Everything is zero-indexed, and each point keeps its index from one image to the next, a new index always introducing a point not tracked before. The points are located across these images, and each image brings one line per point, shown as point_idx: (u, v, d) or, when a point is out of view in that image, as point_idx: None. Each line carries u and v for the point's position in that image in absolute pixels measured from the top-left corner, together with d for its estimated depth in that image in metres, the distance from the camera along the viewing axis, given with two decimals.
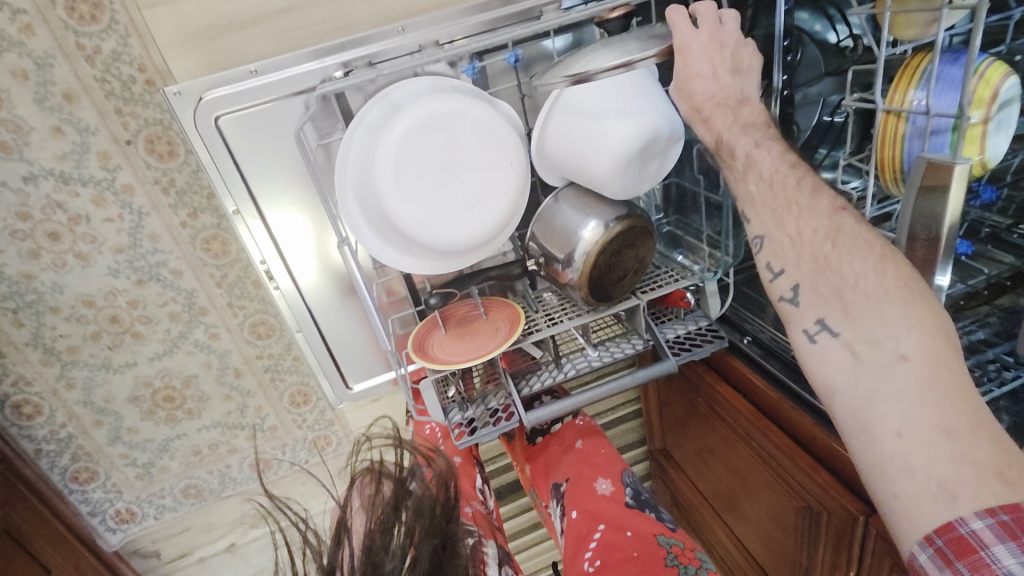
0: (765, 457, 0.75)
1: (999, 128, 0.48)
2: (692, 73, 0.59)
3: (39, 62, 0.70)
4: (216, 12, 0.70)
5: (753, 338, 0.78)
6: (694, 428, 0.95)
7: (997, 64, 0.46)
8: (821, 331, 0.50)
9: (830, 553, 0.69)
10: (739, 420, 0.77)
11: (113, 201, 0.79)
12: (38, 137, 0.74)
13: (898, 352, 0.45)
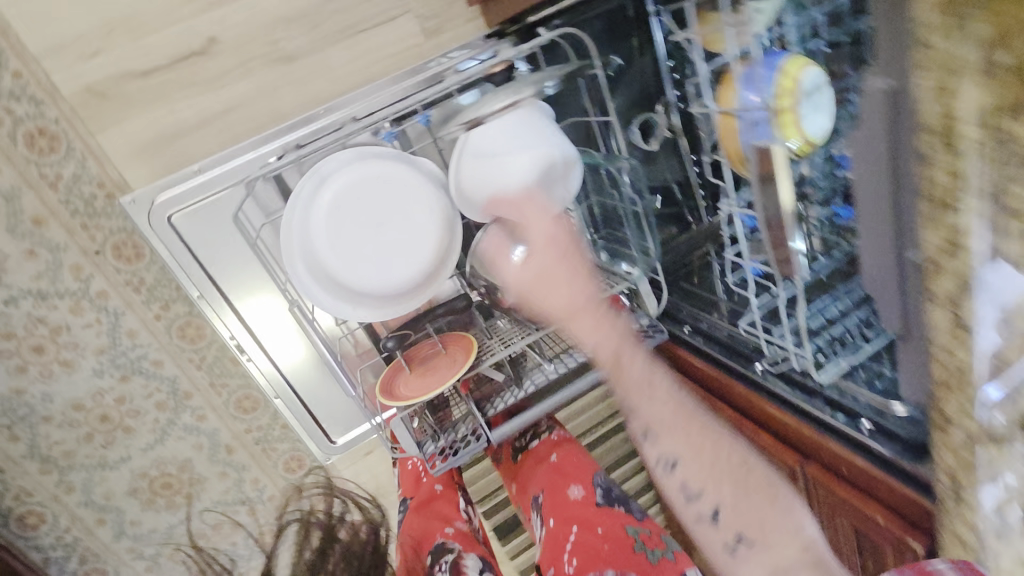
0: None
1: (813, 112, 0.52)
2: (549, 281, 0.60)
3: (8, 196, 0.79)
4: (162, 124, 0.82)
5: (692, 326, 0.81)
6: None
7: (796, 60, 0.52)
8: (735, 544, 0.49)
9: None
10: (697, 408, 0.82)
11: (90, 307, 0.86)
12: (14, 262, 0.81)
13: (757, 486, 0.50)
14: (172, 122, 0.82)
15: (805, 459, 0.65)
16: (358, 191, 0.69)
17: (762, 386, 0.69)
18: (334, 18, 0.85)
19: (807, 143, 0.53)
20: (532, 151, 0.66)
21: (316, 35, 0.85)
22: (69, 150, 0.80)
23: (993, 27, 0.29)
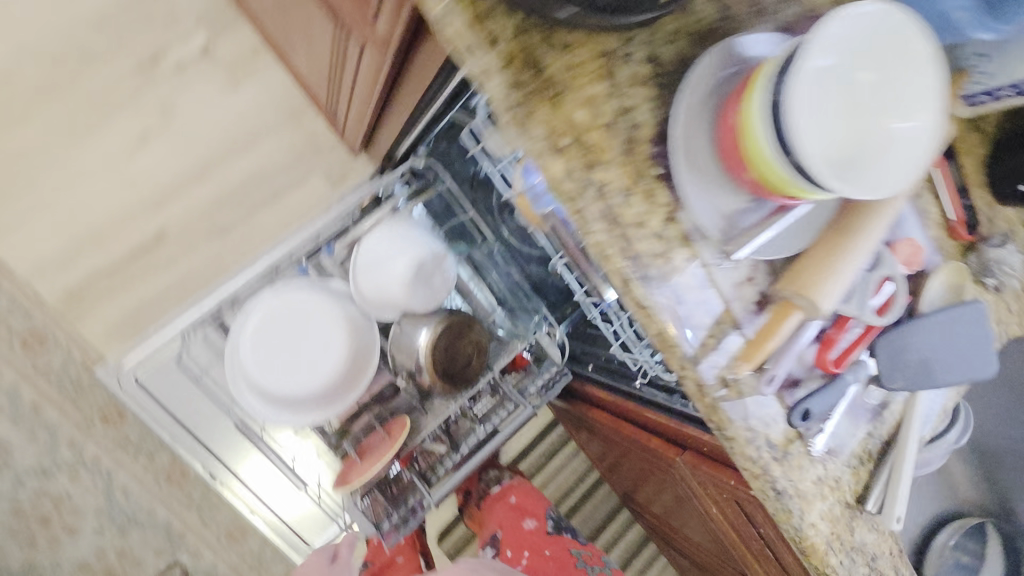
0: (634, 449, 0.88)
1: None
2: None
3: (9, 393, 0.96)
4: (130, 307, 1.01)
5: (595, 364, 0.93)
6: (611, 456, 1.06)
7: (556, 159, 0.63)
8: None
9: (710, 507, 0.78)
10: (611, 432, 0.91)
11: (86, 472, 1.00)
12: (18, 448, 0.96)
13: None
14: (138, 303, 1.01)
15: (681, 450, 0.76)
16: (274, 320, 0.83)
17: (657, 403, 0.78)
18: (254, 191, 1.07)
19: None
20: (405, 255, 0.83)
21: (242, 207, 1.06)
22: (55, 343, 0.98)
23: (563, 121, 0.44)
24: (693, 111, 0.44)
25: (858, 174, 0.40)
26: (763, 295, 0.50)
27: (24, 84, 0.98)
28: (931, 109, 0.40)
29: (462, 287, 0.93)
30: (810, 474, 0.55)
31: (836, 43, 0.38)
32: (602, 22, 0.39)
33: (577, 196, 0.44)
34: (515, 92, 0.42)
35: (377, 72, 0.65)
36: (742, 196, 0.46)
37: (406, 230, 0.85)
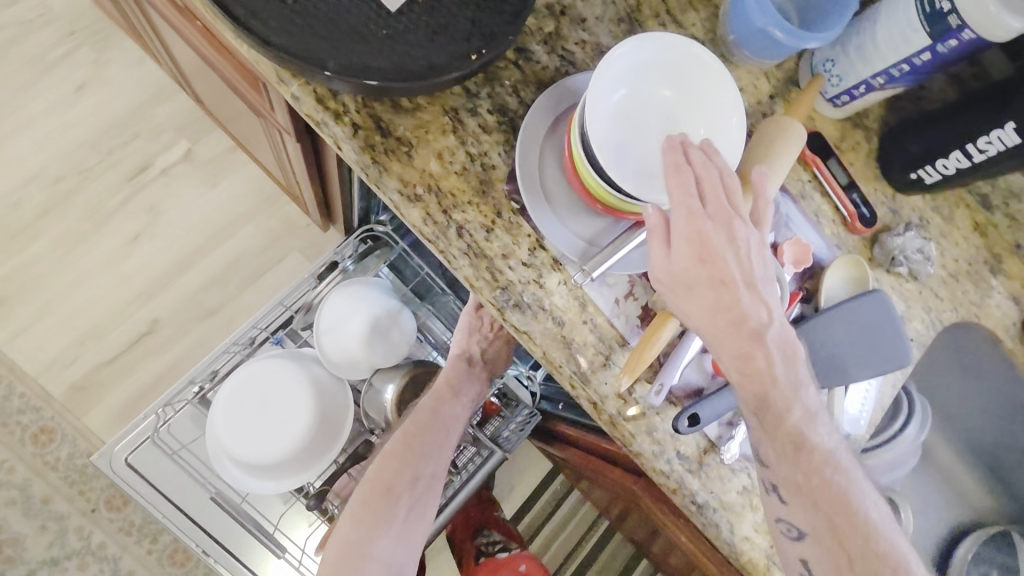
0: (614, 487, 0.85)
1: None
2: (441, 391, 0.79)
3: (22, 487, 1.03)
4: (129, 394, 1.09)
5: (567, 403, 0.91)
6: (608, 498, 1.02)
7: None
8: (798, 531, 0.47)
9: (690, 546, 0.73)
10: (593, 472, 0.89)
11: (93, 560, 1.04)
12: (31, 539, 1.03)
13: (714, 280, 0.43)
14: (137, 390, 1.09)
15: (637, 476, 0.75)
16: (244, 395, 0.89)
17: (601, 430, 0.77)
18: (236, 274, 1.16)
19: None
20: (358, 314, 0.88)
21: (228, 290, 1.15)
22: (63, 437, 1.06)
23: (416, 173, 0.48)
24: (535, 152, 0.50)
25: None
26: (645, 308, 0.52)
27: (33, 206, 1.12)
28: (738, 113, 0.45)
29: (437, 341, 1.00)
30: (735, 484, 0.53)
31: (629, 74, 0.46)
32: (415, 87, 0.43)
33: (437, 238, 0.48)
34: (367, 154, 0.47)
35: (301, 155, 0.72)
36: (597, 221, 0.50)
37: (360, 287, 0.90)
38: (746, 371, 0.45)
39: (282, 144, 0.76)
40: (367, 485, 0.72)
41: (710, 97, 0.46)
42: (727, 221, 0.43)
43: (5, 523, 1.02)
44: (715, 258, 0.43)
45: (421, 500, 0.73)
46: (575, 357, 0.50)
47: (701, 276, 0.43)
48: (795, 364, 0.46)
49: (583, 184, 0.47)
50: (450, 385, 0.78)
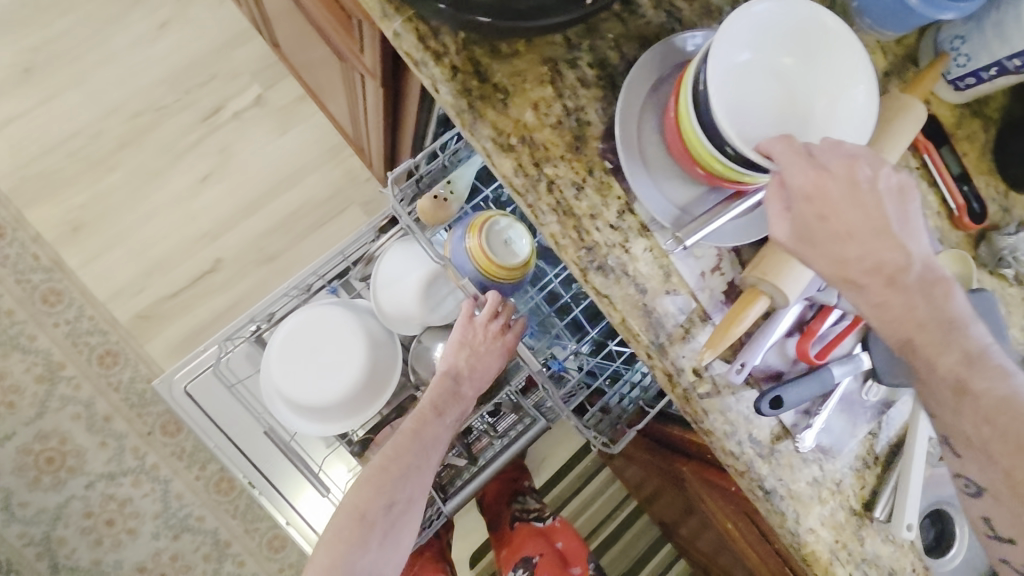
0: (664, 470, 0.82)
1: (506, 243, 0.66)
2: (423, 410, 0.70)
3: (87, 403, 1.09)
4: (189, 327, 1.13)
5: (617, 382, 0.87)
6: (649, 479, 1.00)
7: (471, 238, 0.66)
8: (972, 486, 0.44)
9: (731, 529, 0.72)
10: (644, 452, 0.86)
11: (147, 479, 1.10)
12: (91, 452, 1.08)
13: (844, 234, 0.39)
14: (196, 324, 1.13)
15: (688, 461, 0.72)
16: (296, 339, 0.90)
17: (676, 416, 0.73)
18: (299, 221, 1.18)
19: (495, 264, 0.66)
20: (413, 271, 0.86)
21: (288, 237, 1.18)
22: (126, 360, 1.11)
23: (510, 122, 0.47)
24: (636, 110, 0.47)
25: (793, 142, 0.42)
26: (731, 284, 0.50)
27: (111, 137, 1.14)
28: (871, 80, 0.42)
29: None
30: (804, 474, 0.51)
31: (752, 36, 0.42)
32: (510, 30, 0.41)
33: (527, 190, 0.47)
34: (463, 98, 0.46)
35: (379, 102, 0.71)
36: (694, 188, 0.48)
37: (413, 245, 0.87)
38: (887, 318, 0.40)
39: (361, 92, 0.75)
40: (342, 512, 0.66)
41: (834, 66, 0.43)
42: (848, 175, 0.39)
43: (69, 436, 1.08)
44: (841, 214, 0.39)
45: (391, 530, 0.66)
46: (654, 328, 0.49)
47: (827, 237, 0.39)
48: (952, 305, 0.40)
49: (687, 149, 0.44)
50: (421, 410, 0.69)
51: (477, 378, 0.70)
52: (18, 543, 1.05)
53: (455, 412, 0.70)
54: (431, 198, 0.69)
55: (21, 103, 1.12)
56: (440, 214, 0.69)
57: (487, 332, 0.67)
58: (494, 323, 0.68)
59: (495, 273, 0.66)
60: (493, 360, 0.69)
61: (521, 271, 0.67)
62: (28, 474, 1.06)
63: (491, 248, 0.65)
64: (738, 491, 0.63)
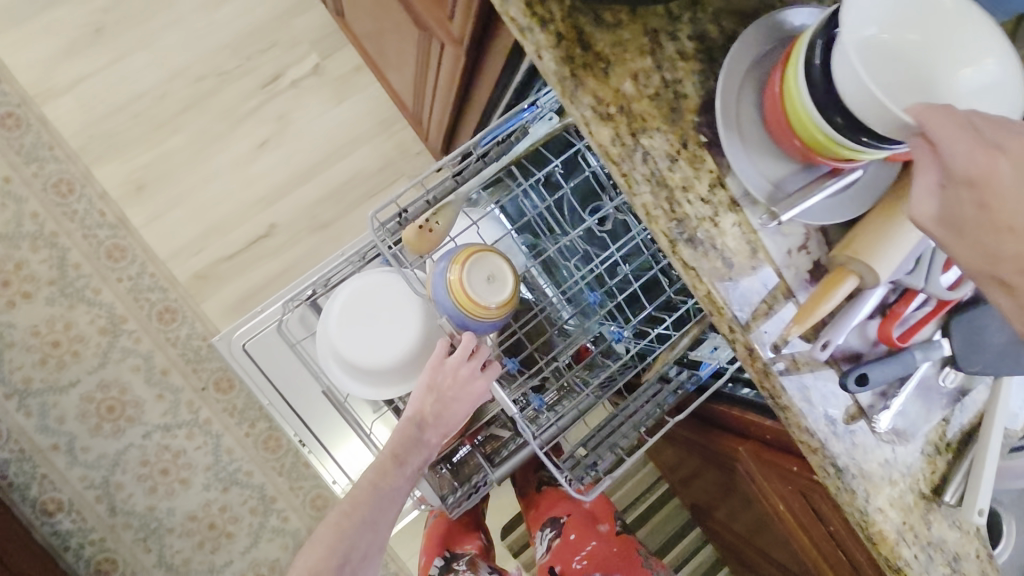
0: (711, 451, 0.82)
1: (486, 280, 0.64)
2: (388, 455, 0.70)
3: (146, 357, 1.13)
4: (243, 289, 1.16)
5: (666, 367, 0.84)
6: (689, 462, 1.00)
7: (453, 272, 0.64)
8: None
9: (783, 509, 0.72)
10: (691, 433, 0.86)
11: (200, 432, 1.14)
12: (148, 404, 1.13)
13: (1002, 223, 0.35)
14: (250, 287, 1.16)
15: (745, 440, 0.72)
16: (352, 302, 0.91)
17: (735, 397, 0.73)
18: (351, 192, 1.20)
19: (475, 302, 0.64)
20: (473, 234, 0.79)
21: (340, 206, 1.20)
22: (184, 318, 1.15)
23: (610, 92, 0.47)
24: (737, 83, 0.47)
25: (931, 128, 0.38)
26: (817, 263, 0.50)
27: (175, 100, 1.17)
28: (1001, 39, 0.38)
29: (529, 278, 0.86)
30: (876, 455, 0.52)
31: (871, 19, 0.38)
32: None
33: (622, 160, 0.48)
34: (566, 66, 0.47)
35: (455, 72, 0.72)
36: (788, 165, 0.48)
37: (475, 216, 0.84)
38: None
39: (435, 62, 0.76)
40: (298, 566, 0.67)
41: (967, 40, 0.38)
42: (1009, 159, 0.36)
43: (128, 387, 1.13)
44: (996, 204, 0.35)
45: None
46: (738, 304, 0.50)
47: (968, 223, 0.36)
48: None
49: (789, 123, 0.45)
50: (382, 462, 0.70)
51: (441, 426, 0.70)
52: (79, 486, 1.11)
53: (414, 462, 0.71)
54: (414, 227, 0.64)
55: (91, 62, 1.15)
56: (423, 243, 0.64)
57: (455, 374, 0.68)
58: (465, 365, 0.67)
59: (474, 309, 0.64)
60: (460, 407, 0.68)
61: (500, 311, 0.65)
62: (90, 421, 1.11)
63: (472, 285, 0.63)
64: (801, 470, 0.63)
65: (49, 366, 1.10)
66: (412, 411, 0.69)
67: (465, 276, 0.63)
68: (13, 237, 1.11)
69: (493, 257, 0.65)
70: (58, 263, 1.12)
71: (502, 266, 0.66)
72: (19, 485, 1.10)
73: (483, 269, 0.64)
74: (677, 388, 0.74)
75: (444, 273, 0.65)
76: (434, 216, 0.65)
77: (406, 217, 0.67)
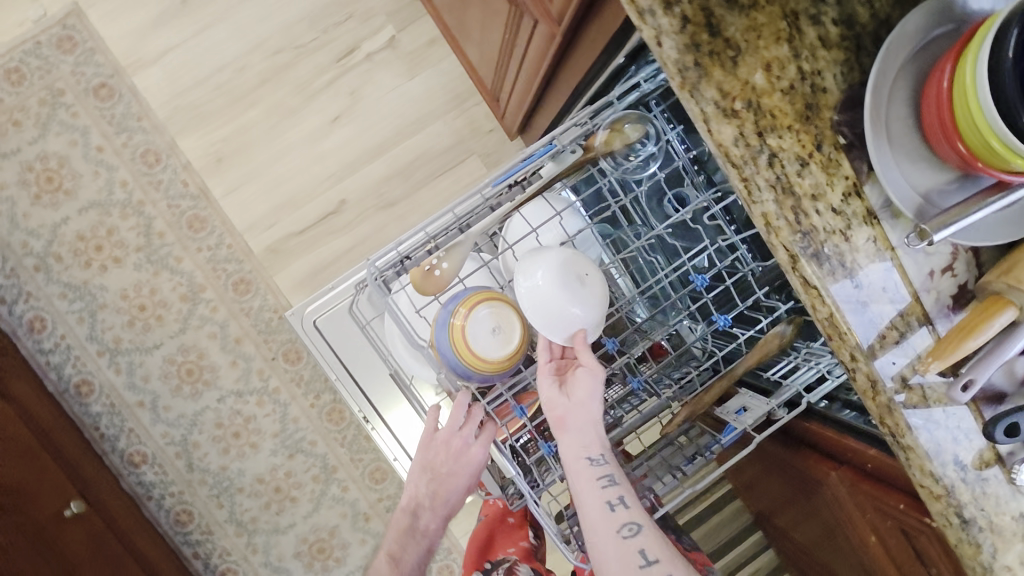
0: (790, 470, 0.77)
1: (491, 330, 0.64)
2: (391, 551, 0.71)
3: (222, 324, 1.18)
4: (313, 263, 1.18)
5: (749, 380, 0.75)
6: (762, 476, 0.95)
7: (457, 323, 0.64)
8: (637, 528, 0.55)
9: (869, 543, 0.66)
10: (773, 448, 0.81)
11: (269, 400, 1.19)
12: (223, 369, 1.18)
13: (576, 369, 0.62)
14: (319, 261, 1.18)
15: (838, 463, 0.66)
16: None
17: (833, 418, 0.68)
18: (419, 169, 1.18)
19: (477, 356, 0.64)
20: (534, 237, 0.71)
21: (409, 183, 1.18)
22: (257, 289, 1.18)
23: (736, 85, 0.42)
24: (890, 78, 0.40)
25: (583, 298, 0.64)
26: (963, 287, 0.44)
27: (253, 74, 1.18)
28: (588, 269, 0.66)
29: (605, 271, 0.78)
30: (1009, 508, 0.46)
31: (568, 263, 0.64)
32: None
33: (744, 163, 0.42)
34: (690, 54, 0.42)
35: (545, 53, 0.68)
36: (944, 174, 0.41)
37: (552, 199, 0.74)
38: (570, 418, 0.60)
39: (524, 40, 0.71)
40: None
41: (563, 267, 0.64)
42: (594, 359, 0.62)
43: (206, 352, 1.18)
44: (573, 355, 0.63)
45: None
46: (866, 330, 0.44)
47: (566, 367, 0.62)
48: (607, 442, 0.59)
49: (953, 127, 0.38)
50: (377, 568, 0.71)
51: (440, 507, 0.71)
52: (161, 442, 1.18)
53: (410, 558, 0.71)
54: (421, 269, 0.66)
55: (177, 34, 1.17)
56: (430, 285, 0.66)
57: (451, 446, 0.68)
58: (460, 436, 0.68)
59: (479, 364, 0.64)
60: (458, 480, 0.69)
61: (509, 360, 0.65)
62: (172, 382, 1.17)
63: (475, 337, 0.63)
64: (908, 509, 0.58)
65: (136, 328, 1.17)
66: (410, 499, 0.71)
67: (467, 328, 0.64)
68: (105, 203, 1.16)
69: (502, 307, 0.65)
70: (146, 230, 1.17)
71: (510, 316, 0.65)
72: (109, 436, 1.17)
73: (490, 318, 0.64)
74: (695, 453, 0.70)
75: (448, 321, 0.65)
76: (443, 257, 0.66)
77: (408, 262, 0.67)
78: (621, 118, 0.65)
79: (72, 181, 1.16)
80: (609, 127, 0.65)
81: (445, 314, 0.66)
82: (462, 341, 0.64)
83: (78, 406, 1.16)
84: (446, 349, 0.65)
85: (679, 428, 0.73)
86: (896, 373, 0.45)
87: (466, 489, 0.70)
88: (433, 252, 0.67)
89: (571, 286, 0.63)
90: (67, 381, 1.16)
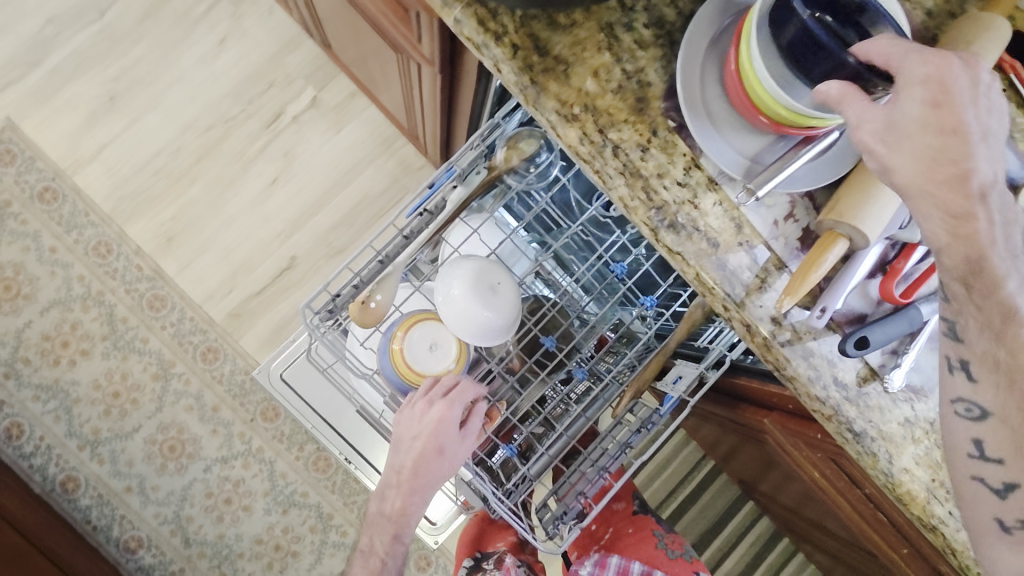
0: (740, 428, 0.82)
1: (430, 347, 0.71)
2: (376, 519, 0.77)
3: (197, 396, 1.21)
4: (275, 320, 1.22)
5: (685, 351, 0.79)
6: (727, 445, 0.99)
7: (397, 346, 0.71)
8: (973, 410, 0.43)
9: (818, 475, 0.71)
10: (721, 412, 0.85)
11: (255, 460, 1.21)
12: (204, 439, 1.21)
13: (944, 129, 0.38)
14: (279, 318, 1.22)
15: (769, 410, 0.72)
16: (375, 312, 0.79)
17: (754, 368, 0.73)
18: (361, 214, 1.24)
19: (417, 373, 0.71)
20: (455, 255, 0.78)
21: (353, 229, 1.24)
22: (225, 355, 1.22)
23: (572, 92, 0.48)
24: (696, 65, 0.47)
25: (500, 303, 0.69)
26: (807, 230, 0.50)
27: (188, 153, 1.24)
28: (505, 273, 0.71)
29: (543, 274, 0.84)
30: (896, 415, 0.51)
31: (478, 274, 0.69)
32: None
33: (593, 157, 0.49)
34: (526, 74, 0.48)
35: (435, 88, 0.74)
36: (764, 136, 0.47)
37: (470, 217, 0.79)
38: (959, 231, 0.39)
39: (417, 81, 0.78)
40: None
41: (470, 279, 0.69)
42: (952, 81, 0.38)
43: (185, 426, 1.20)
44: (964, 133, 0.37)
45: None
46: (730, 281, 0.50)
47: (925, 155, 0.38)
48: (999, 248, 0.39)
49: (748, 96, 0.45)
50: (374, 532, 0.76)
51: (408, 480, 0.72)
52: (155, 523, 1.19)
53: (383, 544, 0.76)
54: (358, 304, 0.70)
55: (110, 130, 1.23)
56: (368, 316, 0.70)
57: (415, 411, 0.69)
58: (424, 398, 0.69)
59: (421, 379, 0.71)
60: (423, 440, 0.68)
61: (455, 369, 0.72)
62: (156, 461, 1.20)
63: (414, 356, 0.71)
64: (826, 437, 0.64)
65: (113, 415, 1.19)
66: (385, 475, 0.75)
67: (404, 347, 0.71)
68: (65, 301, 1.20)
69: (437, 325, 0.72)
70: (108, 319, 1.20)
71: (445, 332, 0.72)
72: (103, 526, 1.19)
73: (427, 336, 0.71)
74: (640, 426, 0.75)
75: (388, 343, 0.71)
76: (375, 289, 0.70)
77: (339, 300, 0.72)
78: (515, 136, 0.71)
79: (30, 286, 1.19)
80: (506, 144, 0.71)
81: (385, 338, 0.72)
82: (402, 361, 0.71)
83: (67, 502, 1.18)
84: (390, 369, 0.72)
85: (627, 406, 0.75)
86: (768, 315, 0.50)
87: (438, 450, 0.69)
88: (360, 287, 0.72)
89: (483, 294, 0.69)
90: (53, 480, 1.18)
